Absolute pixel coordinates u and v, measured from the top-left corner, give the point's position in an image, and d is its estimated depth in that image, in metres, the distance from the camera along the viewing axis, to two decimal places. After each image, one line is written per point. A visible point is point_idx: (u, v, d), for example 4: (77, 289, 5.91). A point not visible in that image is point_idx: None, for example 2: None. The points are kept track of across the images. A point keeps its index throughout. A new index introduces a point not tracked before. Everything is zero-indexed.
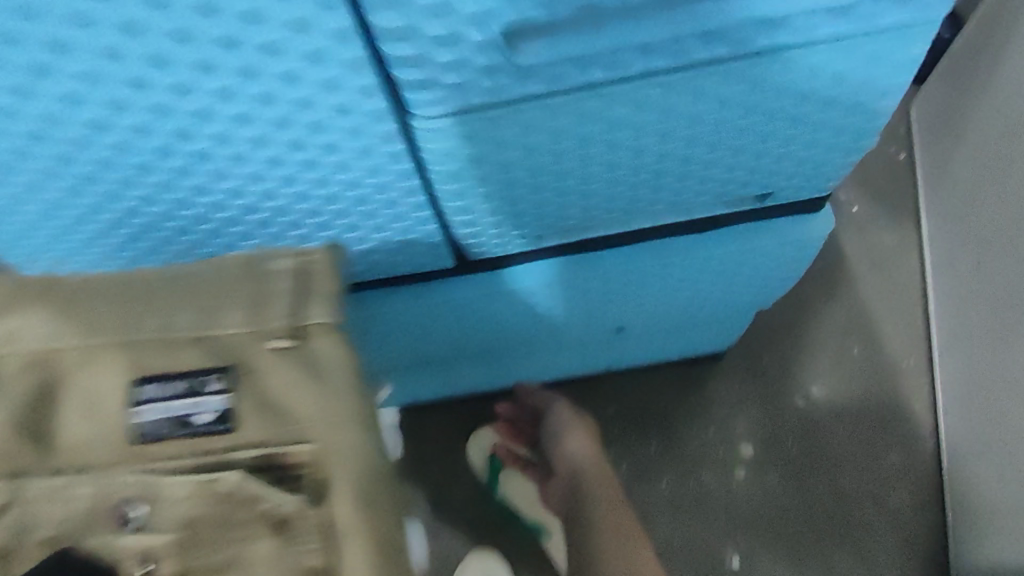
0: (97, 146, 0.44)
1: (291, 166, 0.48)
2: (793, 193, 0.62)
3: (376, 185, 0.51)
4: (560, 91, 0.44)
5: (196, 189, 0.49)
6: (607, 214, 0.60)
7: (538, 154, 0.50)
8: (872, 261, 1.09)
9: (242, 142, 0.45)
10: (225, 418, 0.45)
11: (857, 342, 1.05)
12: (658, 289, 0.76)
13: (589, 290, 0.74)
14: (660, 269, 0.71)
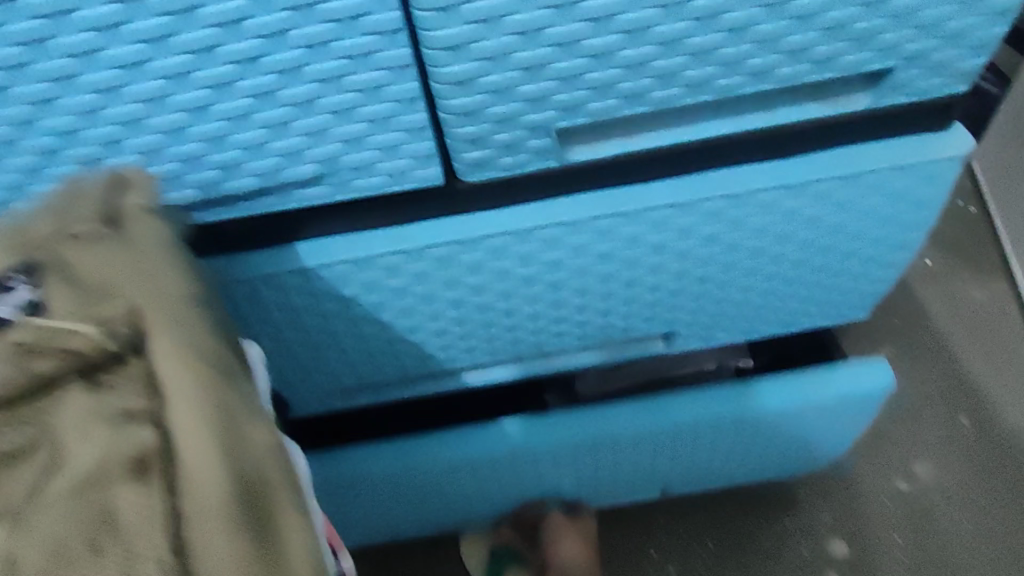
0: (89, 118, 0.38)
1: (306, 165, 0.43)
2: (876, 207, 0.50)
3: (393, 181, 0.45)
4: (634, 103, 0.42)
5: (192, 178, 0.42)
6: (634, 189, 0.48)
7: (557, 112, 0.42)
8: (960, 322, 0.92)
9: (264, 142, 0.41)
10: (26, 313, 0.32)
11: (959, 409, 0.85)
12: (709, 324, 0.60)
13: (616, 320, 0.58)
14: (704, 288, 0.56)
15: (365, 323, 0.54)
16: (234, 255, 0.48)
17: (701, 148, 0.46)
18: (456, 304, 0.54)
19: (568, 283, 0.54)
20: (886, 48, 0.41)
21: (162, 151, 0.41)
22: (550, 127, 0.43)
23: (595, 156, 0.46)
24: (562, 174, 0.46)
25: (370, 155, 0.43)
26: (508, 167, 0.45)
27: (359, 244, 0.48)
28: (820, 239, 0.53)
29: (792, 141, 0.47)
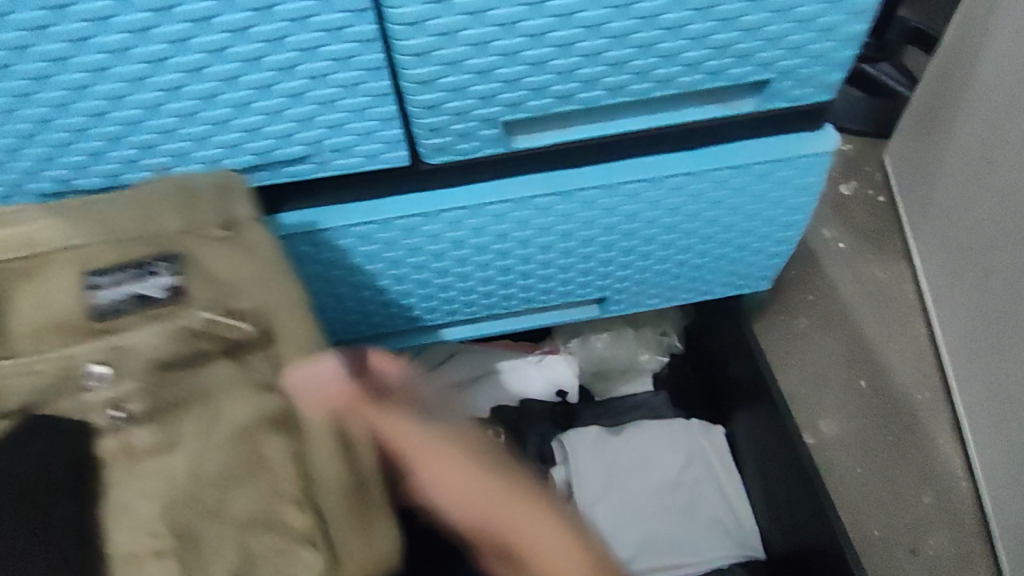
0: (78, 93, 0.43)
1: (273, 140, 0.48)
2: (771, 194, 0.58)
3: (356, 158, 0.50)
4: (566, 102, 0.49)
5: (171, 148, 0.47)
6: (561, 172, 0.55)
7: (501, 107, 0.48)
8: (867, 299, 1.02)
9: (228, 119, 0.45)
10: (170, 292, 0.43)
11: (861, 374, 0.96)
12: (632, 294, 0.68)
13: (549, 289, 0.65)
14: (626, 263, 0.63)
15: (316, 292, 0.60)
16: None
17: (618, 141, 0.52)
18: (401, 276, 0.60)
19: (503, 258, 0.60)
20: (763, 64, 0.48)
21: (140, 123, 0.45)
22: (498, 120, 0.49)
23: (535, 144, 0.52)
24: (501, 159, 0.53)
25: (347, 139, 0.48)
26: (456, 153, 0.51)
27: (313, 223, 0.54)
28: (723, 221, 0.60)
29: (697, 137, 0.54)
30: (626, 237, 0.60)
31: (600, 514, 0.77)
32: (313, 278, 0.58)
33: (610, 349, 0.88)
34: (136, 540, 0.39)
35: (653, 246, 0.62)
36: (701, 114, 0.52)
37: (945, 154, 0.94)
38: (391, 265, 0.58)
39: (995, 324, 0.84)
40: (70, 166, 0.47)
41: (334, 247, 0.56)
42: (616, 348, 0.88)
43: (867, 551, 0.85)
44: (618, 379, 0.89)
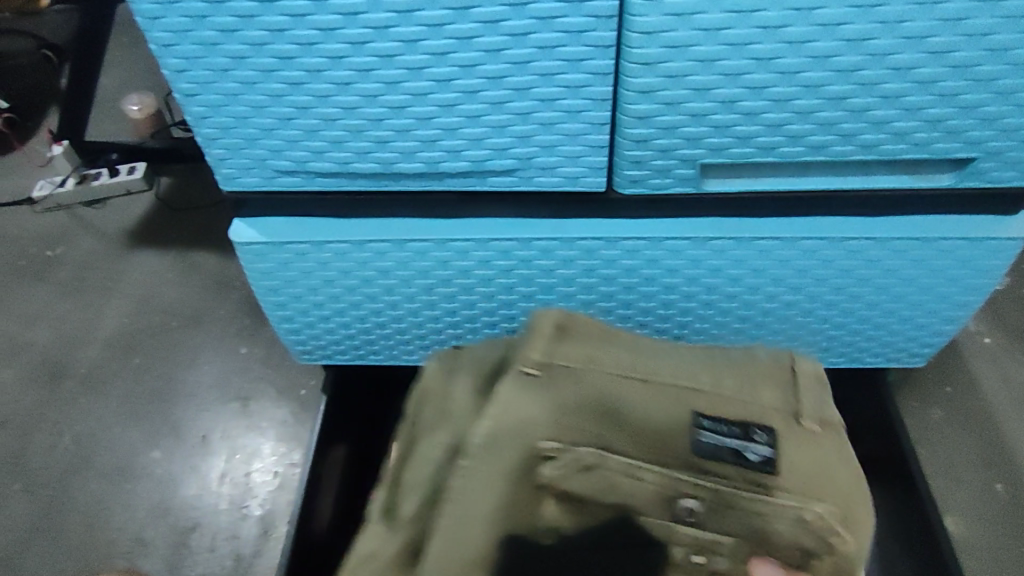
0: (341, 89, 0.50)
1: (490, 152, 0.53)
2: (950, 270, 0.58)
3: (557, 177, 0.55)
4: (767, 154, 0.51)
5: (400, 147, 0.54)
6: (740, 221, 0.57)
7: (704, 148, 0.51)
8: (1010, 400, 0.96)
9: (459, 127, 0.52)
10: (767, 465, 0.53)
11: (998, 476, 0.91)
12: (781, 347, 0.68)
13: (701, 331, 0.67)
14: (782, 316, 0.64)
15: (487, 294, 0.65)
16: (420, 220, 0.61)
17: (802, 196, 0.55)
18: (570, 293, 0.64)
19: (663, 295, 0.63)
20: (973, 142, 0.49)
21: (382, 121, 0.52)
22: (695, 162, 0.53)
23: (723, 188, 0.55)
24: (691, 200, 0.56)
25: (554, 159, 0.53)
26: (648, 187, 0.55)
27: (505, 231, 0.59)
28: (894, 290, 0.60)
29: (881, 203, 0.55)
30: (792, 290, 0.61)
31: None
32: (490, 281, 0.63)
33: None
34: None
35: (817, 303, 0.63)
36: (890, 181, 0.53)
37: None
38: (563, 281, 0.63)
39: None
40: (309, 150, 0.55)
41: (518, 256, 0.61)
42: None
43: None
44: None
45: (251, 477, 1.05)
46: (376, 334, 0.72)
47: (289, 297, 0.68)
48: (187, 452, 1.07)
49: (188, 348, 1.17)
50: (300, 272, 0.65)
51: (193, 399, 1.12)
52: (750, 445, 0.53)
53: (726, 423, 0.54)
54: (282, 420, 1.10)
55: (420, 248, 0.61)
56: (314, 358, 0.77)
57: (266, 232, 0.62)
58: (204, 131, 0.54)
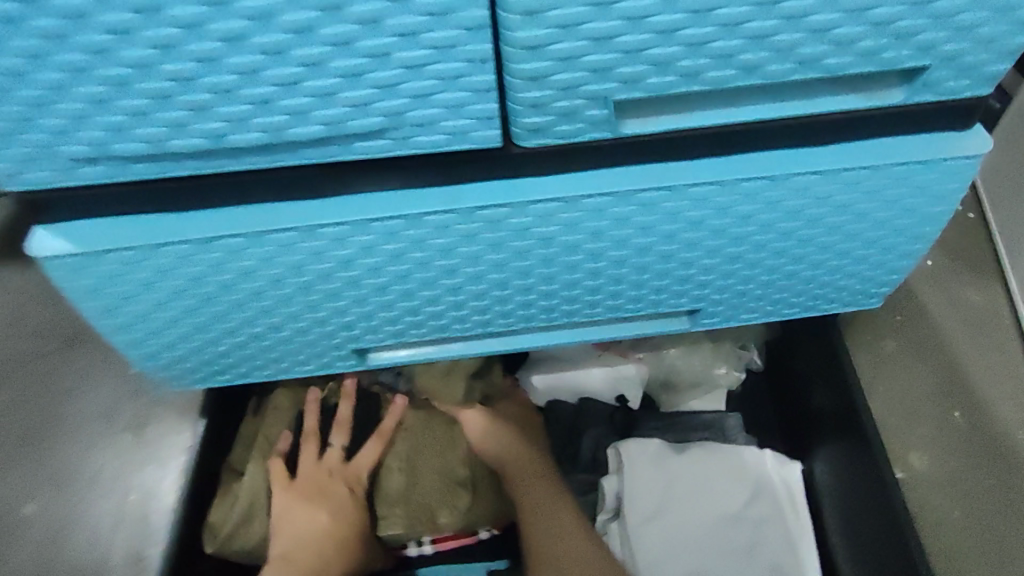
0: (125, 40, 0.37)
1: (346, 109, 0.41)
2: (906, 199, 0.51)
3: (439, 135, 0.43)
4: (692, 82, 0.41)
5: (223, 111, 0.41)
6: (670, 167, 0.47)
7: (616, 79, 0.41)
8: (957, 324, 0.93)
9: (298, 79, 0.39)
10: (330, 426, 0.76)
11: (952, 404, 0.87)
12: (727, 305, 0.60)
13: (638, 296, 0.58)
14: (726, 271, 0.56)
15: (379, 287, 0.54)
16: (279, 205, 0.48)
17: (737, 131, 0.45)
18: (478, 273, 0.53)
19: (586, 265, 0.54)
20: (919, 49, 0.41)
21: (193, 81, 0.39)
22: (606, 100, 0.42)
23: (645, 131, 0.45)
24: (607, 148, 0.46)
25: (431, 111, 0.42)
26: (555, 137, 0.45)
27: (386, 207, 0.48)
28: (845, 228, 0.53)
29: (829, 130, 0.46)
30: (734, 242, 0.53)
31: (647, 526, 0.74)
32: (379, 271, 0.52)
33: (683, 359, 0.82)
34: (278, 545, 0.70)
35: (763, 254, 0.54)
36: (838, 104, 0.44)
37: None
38: (467, 261, 0.52)
39: None
40: (106, 127, 0.41)
41: (407, 238, 0.49)
42: (689, 360, 0.82)
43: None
44: (688, 393, 0.83)
45: (153, 514, 0.92)
46: (256, 347, 0.60)
47: (133, 318, 0.54)
48: (78, 495, 0.93)
49: (65, 374, 1.01)
50: (140, 286, 0.51)
51: (75, 434, 0.97)
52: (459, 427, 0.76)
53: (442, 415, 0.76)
54: (184, 446, 0.96)
55: (284, 241, 0.49)
56: (188, 382, 0.64)
57: (78, 241, 0.48)
58: None
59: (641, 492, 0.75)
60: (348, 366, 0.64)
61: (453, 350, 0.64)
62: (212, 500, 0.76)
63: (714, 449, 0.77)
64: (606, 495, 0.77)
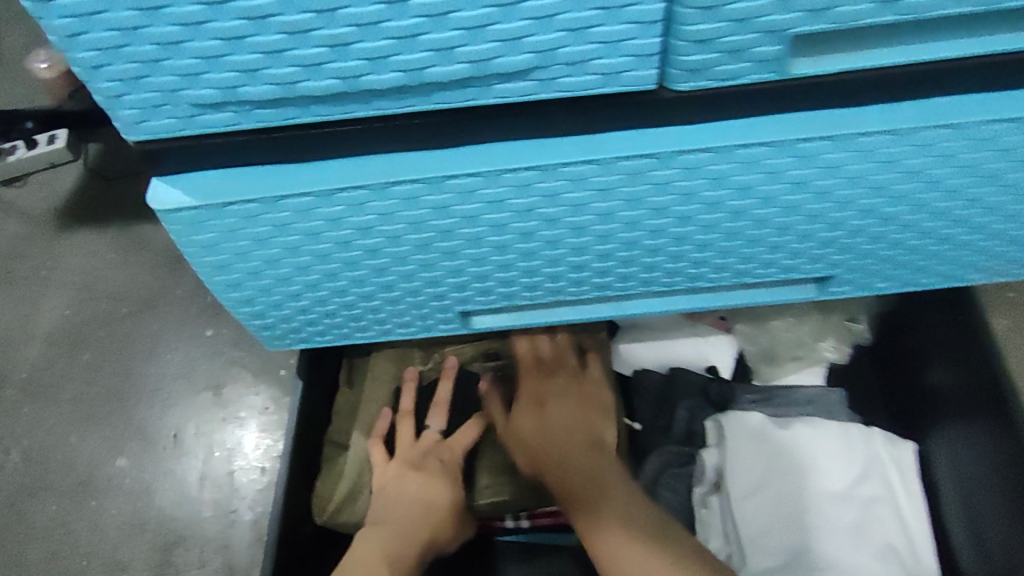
0: None
1: (497, 45, 0.37)
2: None
3: (589, 74, 0.39)
4: (888, 10, 0.36)
5: (364, 46, 0.37)
6: (837, 114, 0.43)
7: (801, 7, 0.36)
8: None
9: (450, 8, 0.35)
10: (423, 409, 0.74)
11: None
12: (868, 272, 0.55)
13: (773, 261, 0.53)
14: (876, 235, 0.51)
15: (500, 246, 0.50)
16: (406, 155, 0.45)
17: (918, 72, 0.40)
18: (608, 233, 0.49)
19: (725, 225, 0.49)
20: None
21: (336, 13, 0.35)
22: (785, 32, 0.37)
23: (816, 70, 0.40)
24: (773, 91, 0.41)
25: (588, 48, 0.38)
26: (713, 78, 0.40)
27: (521, 157, 0.44)
28: (1023, 185, 0.47)
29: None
30: (894, 200, 0.48)
31: (751, 510, 0.68)
32: (503, 227, 0.48)
33: (789, 331, 0.77)
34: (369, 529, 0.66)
35: (924, 214, 0.49)
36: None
37: None
38: (600, 218, 0.48)
39: None
40: (238, 67, 0.38)
41: (539, 191, 0.45)
42: (795, 332, 0.78)
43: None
44: (791, 364, 0.77)
45: (234, 477, 0.92)
46: (362, 309, 0.58)
47: (242, 276, 0.52)
48: (158, 456, 0.93)
49: (143, 337, 1.01)
50: (253, 242, 0.49)
51: (154, 395, 0.97)
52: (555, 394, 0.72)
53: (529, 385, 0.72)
54: (260, 407, 0.96)
55: (408, 194, 0.45)
56: (288, 343, 0.62)
57: (197, 194, 0.46)
58: (77, 55, 0.37)
59: (742, 470, 0.70)
60: (451, 330, 0.61)
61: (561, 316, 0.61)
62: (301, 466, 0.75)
63: (816, 428, 0.71)
64: (704, 468, 0.73)
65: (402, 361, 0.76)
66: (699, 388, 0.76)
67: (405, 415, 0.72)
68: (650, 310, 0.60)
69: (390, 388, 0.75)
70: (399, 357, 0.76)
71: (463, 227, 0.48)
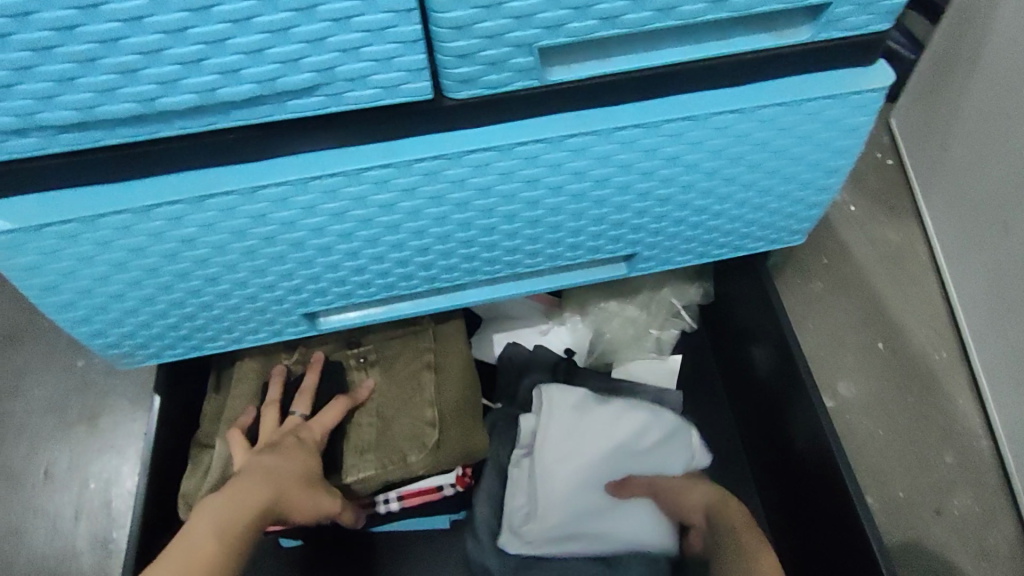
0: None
1: (278, 66, 0.42)
2: (814, 135, 0.54)
3: (372, 87, 0.44)
4: (611, 25, 0.44)
5: (153, 72, 0.40)
6: (598, 114, 0.50)
7: (539, 25, 0.43)
8: (882, 261, 0.99)
9: (225, 36, 0.39)
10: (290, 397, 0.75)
11: (878, 334, 0.94)
12: (662, 247, 0.64)
13: (578, 243, 0.60)
14: (658, 214, 0.59)
15: (325, 248, 0.55)
16: (220, 169, 0.48)
17: (660, 74, 0.48)
18: (421, 228, 0.55)
19: (524, 214, 0.56)
20: None
21: (118, 42, 0.39)
22: (530, 46, 0.44)
23: (569, 77, 0.46)
24: (535, 97, 0.48)
25: (362, 65, 0.43)
26: (482, 86, 0.46)
27: (325, 165, 0.48)
28: (764, 165, 0.56)
29: (741, 71, 0.49)
30: (663, 183, 0.56)
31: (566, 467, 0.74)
32: (323, 230, 0.53)
33: (620, 318, 0.85)
34: (202, 519, 0.58)
35: (692, 194, 0.57)
36: (752, 42, 0.47)
37: (949, 111, 0.89)
38: (410, 216, 0.53)
39: (1002, 276, 0.82)
40: (32, 96, 0.40)
41: (347, 194, 0.50)
42: (625, 317, 0.85)
43: (897, 523, 0.83)
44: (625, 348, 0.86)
45: (112, 506, 0.90)
46: (205, 318, 0.60)
47: (74, 295, 0.54)
48: (27, 493, 0.91)
49: (4, 374, 0.98)
50: (79, 261, 0.51)
51: (19, 432, 0.94)
52: (407, 371, 0.77)
53: (380, 362, 0.79)
54: (134, 432, 0.94)
55: (224, 206, 0.49)
56: (138, 359, 0.64)
57: (10, 218, 0.47)
58: None
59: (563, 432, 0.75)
60: (300, 333, 0.65)
61: (402, 307, 0.66)
62: (172, 481, 0.75)
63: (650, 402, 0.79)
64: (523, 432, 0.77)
65: (269, 359, 0.78)
66: (551, 366, 0.82)
67: (270, 403, 0.73)
68: (487, 295, 0.66)
69: (257, 385, 0.77)
70: (267, 357, 0.79)
71: (284, 232, 0.52)
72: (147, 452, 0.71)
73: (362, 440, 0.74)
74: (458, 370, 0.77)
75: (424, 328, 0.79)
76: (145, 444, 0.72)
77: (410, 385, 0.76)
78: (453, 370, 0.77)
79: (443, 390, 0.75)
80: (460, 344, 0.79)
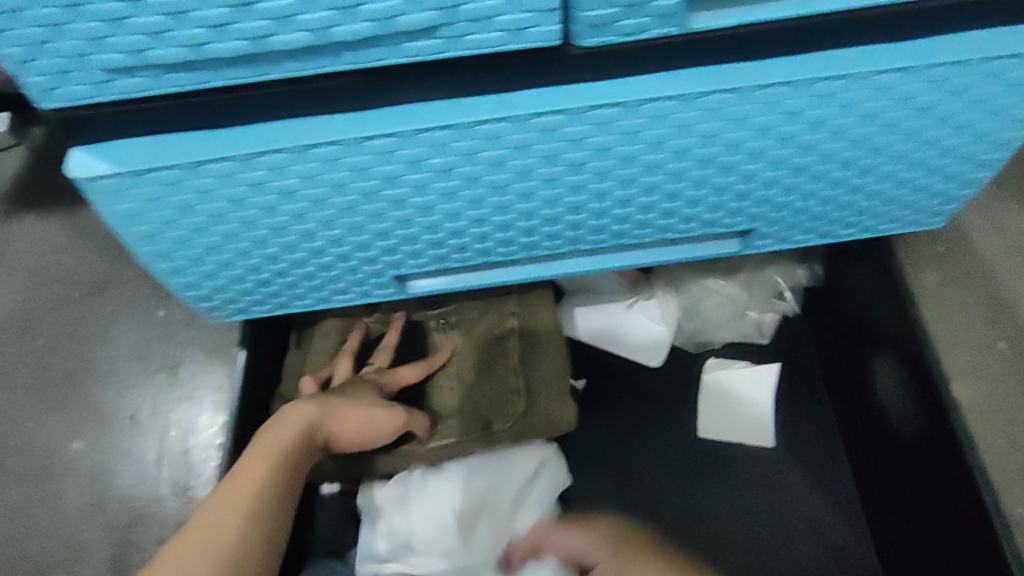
0: None
1: (399, 2, 0.38)
2: (987, 101, 0.47)
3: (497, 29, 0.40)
4: None
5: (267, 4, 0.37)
6: (741, 68, 0.44)
7: None
8: (1010, 253, 0.89)
9: None
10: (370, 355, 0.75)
11: (1002, 332, 0.85)
12: (785, 224, 0.58)
13: (694, 214, 0.55)
14: (789, 186, 0.53)
15: (426, 206, 0.51)
16: (326, 117, 0.45)
17: (820, 23, 0.42)
18: (529, 190, 0.51)
19: (642, 179, 0.51)
20: None
21: None
22: None
23: (716, 23, 0.41)
24: (673, 47, 0.42)
25: (490, 3, 0.38)
26: (616, 34, 0.41)
27: (436, 117, 0.45)
28: (920, 134, 0.49)
29: (915, 22, 0.42)
30: (802, 151, 0.50)
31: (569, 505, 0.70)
32: (427, 188, 0.50)
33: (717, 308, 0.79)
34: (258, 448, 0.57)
35: (831, 164, 0.51)
36: None
37: None
38: (520, 175, 0.49)
39: None
40: (144, 31, 0.38)
41: (456, 149, 0.47)
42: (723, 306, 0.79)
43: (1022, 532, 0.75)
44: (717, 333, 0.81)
45: (191, 454, 0.91)
46: (296, 276, 0.58)
47: (172, 244, 0.52)
48: (113, 437, 0.93)
49: (92, 321, 1.00)
50: (179, 209, 0.49)
51: (105, 378, 0.97)
52: (491, 339, 0.74)
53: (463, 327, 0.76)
54: (213, 384, 0.95)
55: (328, 156, 0.46)
56: (227, 313, 0.63)
57: (115, 161, 0.45)
58: None
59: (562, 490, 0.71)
60: (389, 295, 0.62)
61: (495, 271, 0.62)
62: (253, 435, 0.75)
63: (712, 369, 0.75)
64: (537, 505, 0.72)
65: (349, 317, 0.77)
66: None
67: (346, 356, 0.72)
68: (586, 267, 0.61)
69: (337, 341, 0.76)
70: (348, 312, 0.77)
71: (386, 188, 0.49)
72: (231, 406, 0.71)
73: (444, 407, 0.73)
74: (544, 341, 0.73)
75: (510, 295, 0.75)
76: (230, 396, 0.72)
77: (492, 355, 0.74)
78: (538, 340, 0.73)
79: (528, 361, 0.72)
80: (547, 311, 0.75)
